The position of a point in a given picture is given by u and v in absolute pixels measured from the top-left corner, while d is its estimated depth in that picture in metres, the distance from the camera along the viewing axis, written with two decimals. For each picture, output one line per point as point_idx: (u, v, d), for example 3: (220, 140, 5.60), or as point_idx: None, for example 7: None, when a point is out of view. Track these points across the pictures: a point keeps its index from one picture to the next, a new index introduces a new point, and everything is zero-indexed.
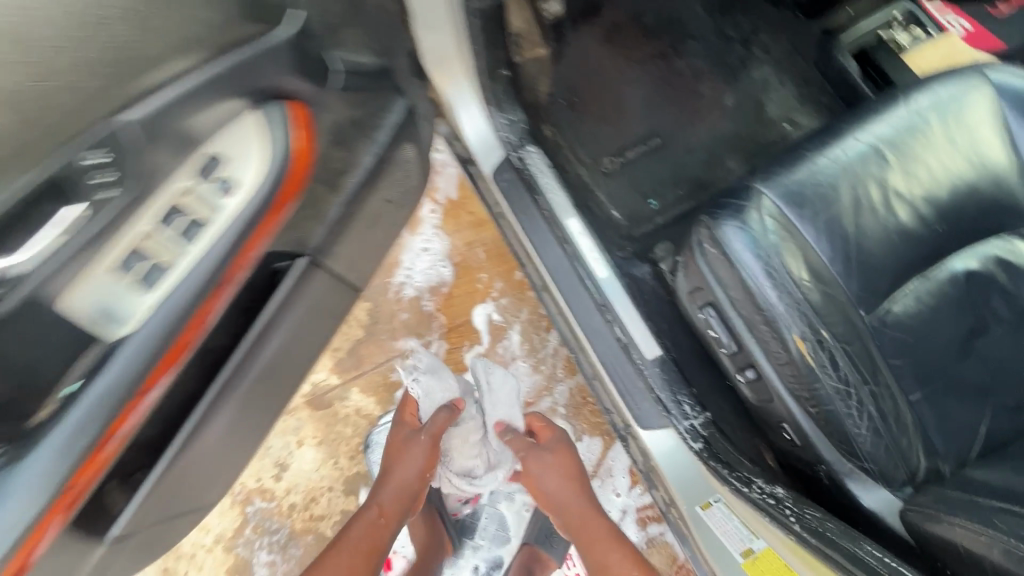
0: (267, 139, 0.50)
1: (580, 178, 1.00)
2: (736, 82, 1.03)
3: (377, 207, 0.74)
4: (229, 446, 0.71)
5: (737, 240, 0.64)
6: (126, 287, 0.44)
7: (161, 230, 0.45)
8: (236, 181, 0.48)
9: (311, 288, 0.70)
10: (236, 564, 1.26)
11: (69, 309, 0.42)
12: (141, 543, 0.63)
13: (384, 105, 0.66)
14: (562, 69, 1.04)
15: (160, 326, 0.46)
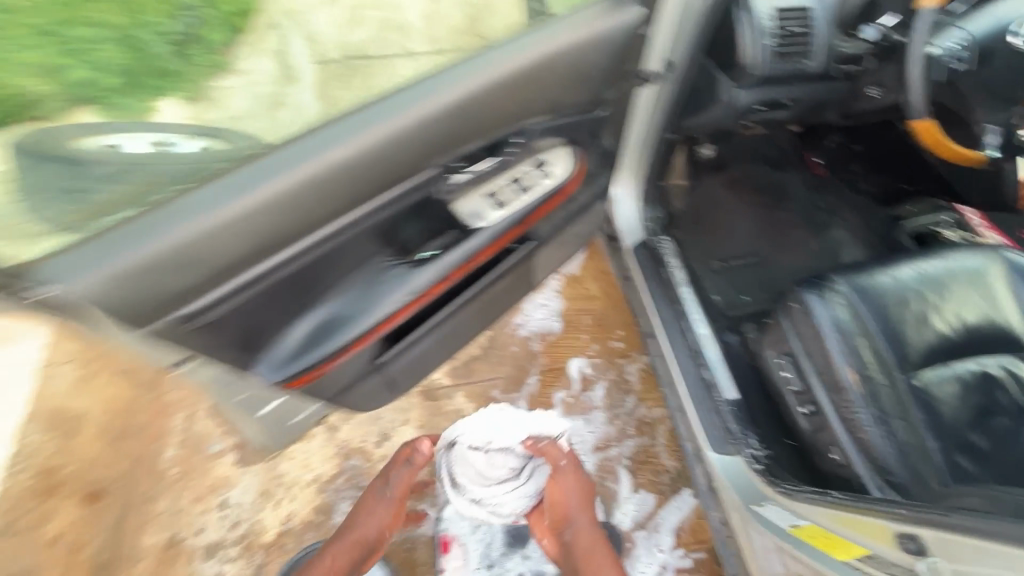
0: (563, 160, 0.93)
1: (694, 267, 1.36)
2: (820, 235, 1.41)
3: (571, 231, 1.12)
4: (438, 349, 1.05)
5: (815, 303, 0.96)
6: (488, 205, 0.85)
7: (510, 181, 0.86)
8: (549, 173, 0.91)
9: (522, 265, 1.06)
10: (321, 505, 1.46)
11: (462, 206, 0.83)
12: (376, 382, 0.99)
13: (602, 171, 1.09)
14: (693, 196, 1.47)
15: (490, 232, 0.87)
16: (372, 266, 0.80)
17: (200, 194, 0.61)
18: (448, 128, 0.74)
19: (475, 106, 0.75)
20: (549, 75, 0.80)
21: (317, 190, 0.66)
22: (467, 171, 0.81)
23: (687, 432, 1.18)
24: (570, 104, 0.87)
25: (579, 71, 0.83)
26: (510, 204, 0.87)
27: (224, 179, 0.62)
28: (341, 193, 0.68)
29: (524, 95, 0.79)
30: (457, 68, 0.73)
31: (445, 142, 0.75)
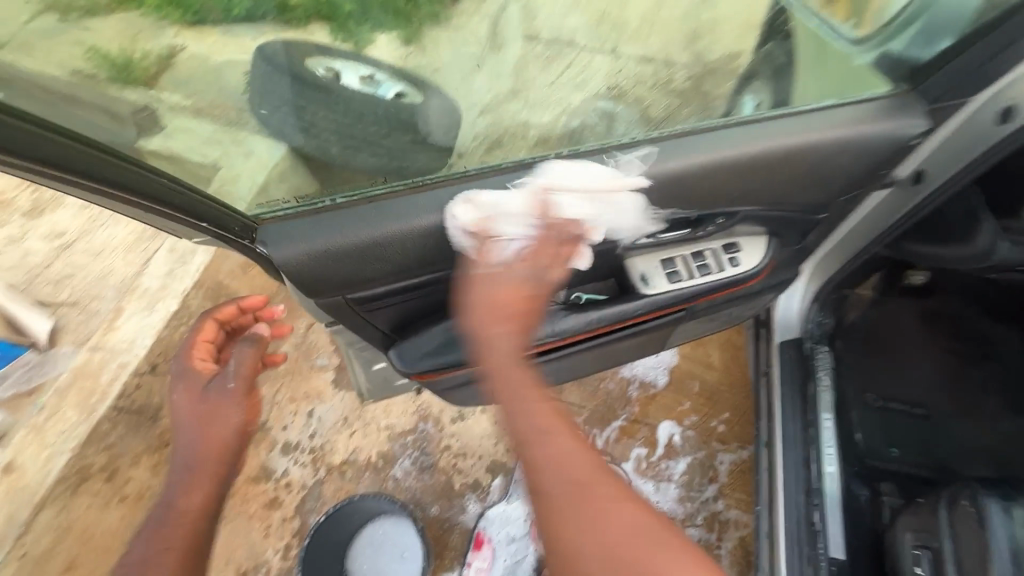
0: (760, 253, 0.90)
1: (845, 393, 1.19)
2: (1020, 417, 1.16)
3: (726, 311, 1.03)
4: (551, 376, 1.02)
5: (995, 514, 0.79)
6: (658, 273, 0.88)
7: (687, 257, 0.88)
8: (735, 259, 0.89)
9: (664, 327, 0.99)
10: (386, 452, 1.55)
11: (633, 264, 0.88)
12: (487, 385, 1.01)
13: (787, 265, 0.98)
14: (875, 314, 1.27)
15: (649, 301, 0.89)
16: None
17: (401, 201, 0.78)
18: (650, 193, 0.78)
19: (685, 180, 0.78)
20: (778, 167, 0.78)
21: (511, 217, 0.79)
22: (654, 236, 0.85)
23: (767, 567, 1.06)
24: (794, 201, 0.84)
25: (813, 171, 0.80)
26: (679, 280, 0.88)
27: (427, 193, 0.79)
28: None
29: (744, 180, 0.79)
30: (682, 139, 0.78)
31: (641, 206, 0.79)
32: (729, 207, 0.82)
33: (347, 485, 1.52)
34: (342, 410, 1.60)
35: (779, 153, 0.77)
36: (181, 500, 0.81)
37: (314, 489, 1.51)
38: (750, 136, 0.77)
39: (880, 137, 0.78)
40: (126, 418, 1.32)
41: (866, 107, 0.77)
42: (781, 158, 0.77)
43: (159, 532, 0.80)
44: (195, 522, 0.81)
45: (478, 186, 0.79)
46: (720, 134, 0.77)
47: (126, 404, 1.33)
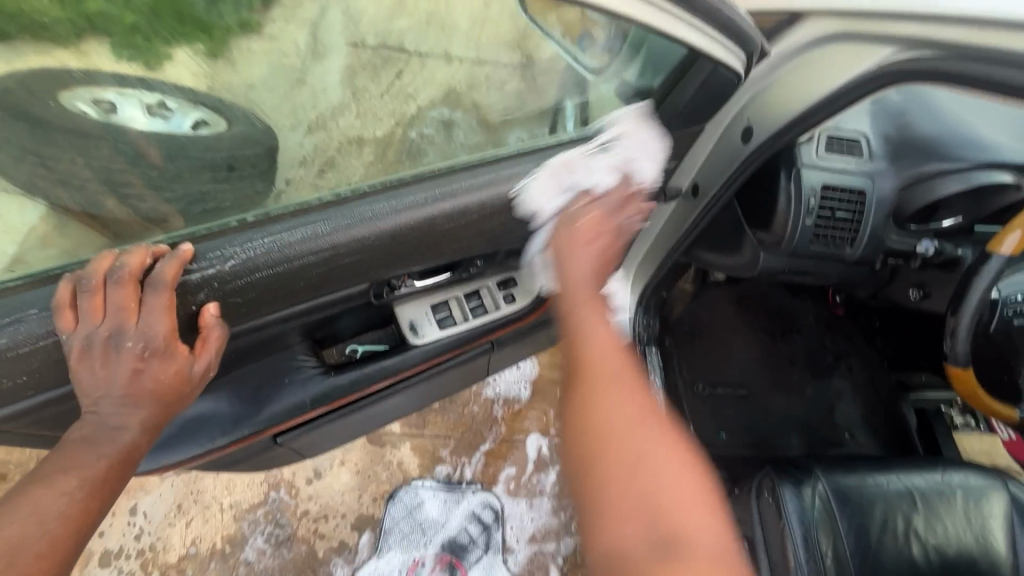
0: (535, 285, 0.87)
1: (677, 388, 1.25)
2: (820, 381, 1.30)
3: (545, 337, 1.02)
4: (352, 428, 0.93)
5: (789, 499, 0.85)
6: (430, 319, 0.81)
7: (462, 297, 0.83)
8: (515, 294, 0.86)
9: (472, 363, 0.94)
10: (233, 535, 1.37)
11: (400, 312, 0.80)
12: (276, 456, 0.88)
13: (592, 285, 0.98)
14: (696, 305, 1.35)
15: (423, 349, 0.81)
16: (271, 365, 0.76)
17: (26, 295, 0.56)
18: (388, 248, 0.69)
19: (427, 228, 0.70)
20: (535, 205, 0.75)
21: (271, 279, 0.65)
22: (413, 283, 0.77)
23: None
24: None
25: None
26: (453, 324, 0.82)
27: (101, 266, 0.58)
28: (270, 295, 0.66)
29: (499, 218, 0.74)
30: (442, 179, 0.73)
31: (380, 262, 0.70)
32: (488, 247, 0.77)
33: None
34: (173, 497, 1.39)
35: (532, 191, 0.73)
36: (38, 497, 0.52)
37: None
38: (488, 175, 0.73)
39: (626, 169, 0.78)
40: None
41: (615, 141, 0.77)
42: (532, 195, 0.74)
43: (64, 506, 0.53)
44: (100, 496, 0.56)
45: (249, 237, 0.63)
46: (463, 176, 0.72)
47: None
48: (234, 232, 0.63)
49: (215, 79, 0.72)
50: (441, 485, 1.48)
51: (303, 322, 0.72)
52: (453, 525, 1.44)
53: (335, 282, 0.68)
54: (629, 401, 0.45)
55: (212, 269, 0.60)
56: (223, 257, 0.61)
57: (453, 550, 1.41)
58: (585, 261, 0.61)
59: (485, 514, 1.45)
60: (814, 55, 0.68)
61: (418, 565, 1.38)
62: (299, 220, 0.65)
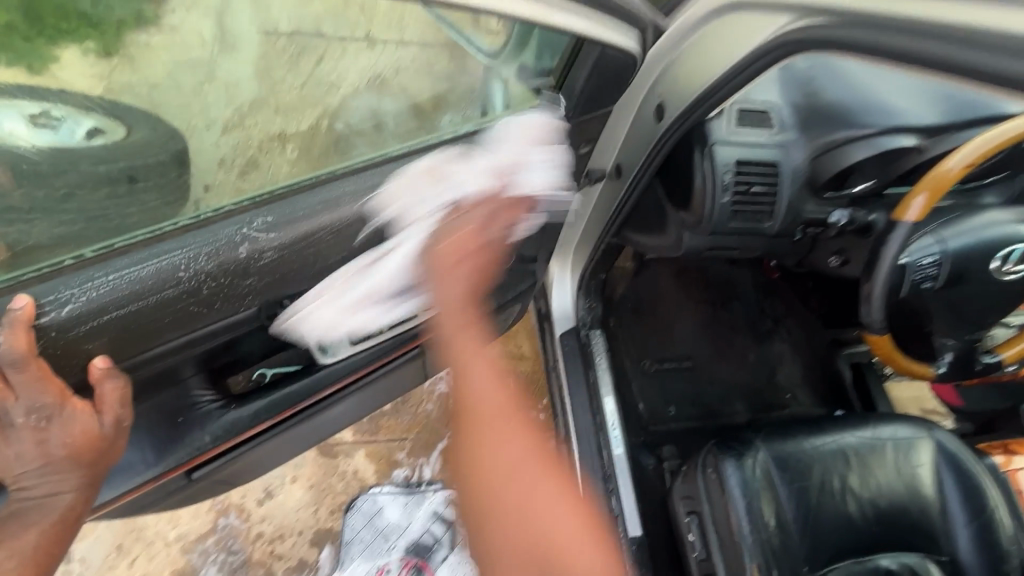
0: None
1: (623, 368, 1.25)
2: (761, 345, 1.32)
3: (482, 334, 0.98)
4: (279, 452, 0.87)
5: (732, 474, 0.86)
6: (343, 334, 0.76)
7: (376, 306, 0.78)
8: (433, 298, 0.82)
9: (401, 369, 0.89)
10: (183, 569, 1.31)
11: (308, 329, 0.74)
12: (194, 494, 0.81)
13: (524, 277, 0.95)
14: (637, 282, 1.35)
15: (339, 366, 0.77)
16: (160, 405, 0.66)
17: None
18: (265, 272, 0.64)
19: (307, 246, 0.66)
20: (428, 215, 0.73)
21: (157, 309, 0.59)
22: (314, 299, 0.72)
23: None
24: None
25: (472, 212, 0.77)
26: (366, 337, 0.77)
27: None
28: (152, 329, 0.60)
29: (387, 229, 0.72)
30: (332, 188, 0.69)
31: (259, 289, 0.65)
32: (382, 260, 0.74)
33: None
34: (112, 538, 1.31)
35: (420, 199, 0.72)
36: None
37: None
38: (368, 186, 0.70)
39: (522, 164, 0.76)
40: None
41: (504, 141, 0.76)
42: (420, 204, 0.72)
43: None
44: (36, 563, 0.58)
45: (130, 263, 0.57)
46: (343, 187, 0.69)
47: None
48: (73, 271, 0.56)
49: (112, 85, 0.63)
50: (400, 488, 1.45)
51: (191, 355, 0.65)
52: (416, 528, 1.41)
53: (208, 315, 0.63)
54: (507, 444, 0.76)
55: (50, 317, 0.53)
56: (60, 301, 0.54)
57: (418, 552, 1.39)
58: (451, 284, 0.75)
59: (448, 512, 1.44)
60: (711, 30, 0.66)
61: (383, 572, 1.35)
62: (154, 252, 0.58)
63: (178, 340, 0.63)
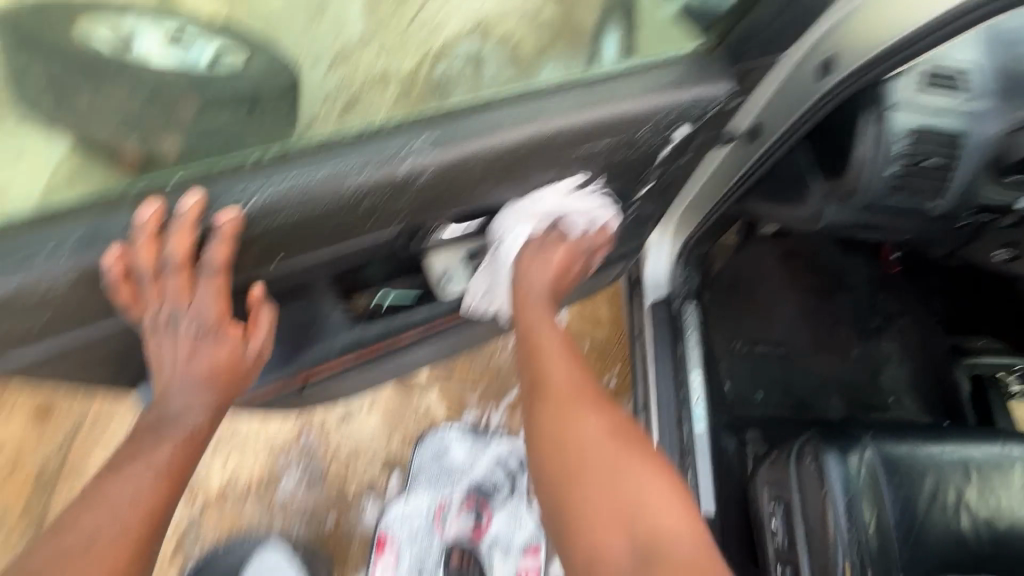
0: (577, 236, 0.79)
1: (713, 345, 1.20)
2: (866, 342, 1.23)
3: (581, 291, 0.97)
4: (381, 374, 0.91)
5: (833, 468, 0.81)
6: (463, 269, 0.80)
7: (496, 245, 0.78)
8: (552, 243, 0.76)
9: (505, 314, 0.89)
10: (268, 472, 1.42)
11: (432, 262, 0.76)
12: (304, 401, 0.88)
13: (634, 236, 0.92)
14: (738, 258, 1.28)
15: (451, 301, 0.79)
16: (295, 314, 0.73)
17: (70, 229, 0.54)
18: (418, 192, 0.64)
19: (464, 172, 0.64)
20: (582, 151, 0.68)
21: (323, 218, 0.61)
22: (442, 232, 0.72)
23: None
24: (606, 183, 0.75)
25: (619, 155, 0.72)
26: None
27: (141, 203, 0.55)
28: (316, 236, 0.62)
29: (538, 166, 0.68)
30: (496, 112, 0.65)
31: (412, 207, 0.65)
32: (519, 196, 0.71)
33: (229, 514, 1.39)
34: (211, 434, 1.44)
35: (575, 135, 0.67)
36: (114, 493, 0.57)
37: (192, 526, 1.37)
38: (526, 114, 0.64)
39: (681, 107, 0.69)
40: None
41: (664, 79, 0.69)
42: (572, 142, 0.67)
43: (136, 497, 0.58)
44: (169, 480, 0.61)
45: (305, 171, 0.59)
46: (503, 115, 0.64)
47: None
48: (261, 168, 0.59)
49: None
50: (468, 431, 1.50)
51: (334, 266, 0.68)
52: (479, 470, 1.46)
53: (360, 228, 0.64)
54: (583, 435, 0.65)
55: (238, 209, 0.57)
56: (247, 195, 0.57)
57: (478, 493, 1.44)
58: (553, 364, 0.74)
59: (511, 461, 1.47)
60: None
61: (445, 506, 1.42)
62: (329, 158, 0.60)
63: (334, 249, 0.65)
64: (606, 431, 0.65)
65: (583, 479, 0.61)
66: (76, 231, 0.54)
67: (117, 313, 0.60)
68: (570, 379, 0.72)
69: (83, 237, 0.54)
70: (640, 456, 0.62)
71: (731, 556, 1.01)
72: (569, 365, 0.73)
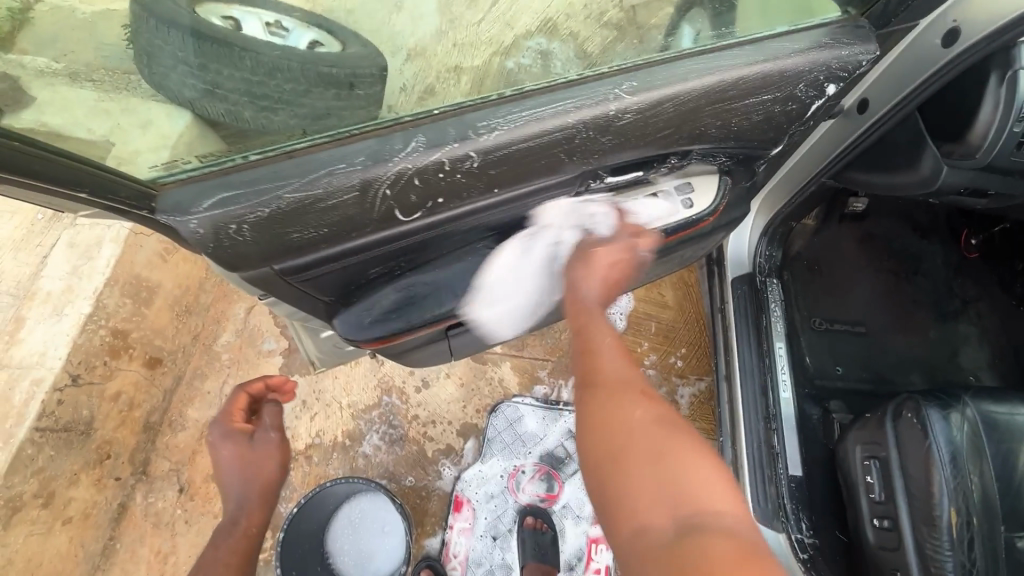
0: (713, 196, 0.86)
1: (793, 320, 1.25)
2: (943, 324, 1.26)
3: (682, 256, 1.03)
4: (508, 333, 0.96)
5: (936, 421, 0.86)
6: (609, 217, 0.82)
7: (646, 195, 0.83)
8: (691, 197, 0.85)
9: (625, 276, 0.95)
10: (352, 431, 1.50)
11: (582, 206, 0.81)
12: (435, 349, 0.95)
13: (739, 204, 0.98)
14: (817, 240, 1.32)
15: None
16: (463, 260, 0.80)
17: (326, 155, 0.66)
18: (620, 132, 0.72)
19: (656, 116, 0.72)
20: (748, 104, 0.75)
21: (541, 151, 0.71)
22: (606, 180, 0.79)
23: None
24: (752, 139, 0.82)
25: (780, 108, 0.78)
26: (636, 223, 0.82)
27: (394, 134, 0.67)
28: (532, 168, 0.72)
29: (715, 115, 0.75)
30: (679, 65, 0.73)
31: (610, 147, 0.74)
32: (688, 145, 0.78)
33: (315, 469, 1.47)
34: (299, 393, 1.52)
35: (748, 88, 0.74)
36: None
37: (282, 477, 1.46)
38: (707, 66, 0.72)
39: (838, 63, 0.75)
40: (52, 439, 1.24)
41: (819, 38, 0.75)
42: (746, 91, 0.74)
43: (219, 563, 0.81)
44: (240, 556, 0.82)
45: (533, 109, 0.70)
46: (690, 66, 0.72)
47: (49, 423, 1.24)
48: (497, 106, 0.70)
49: None
50: (540, 403, 1.56)
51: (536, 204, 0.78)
52: (551, 440, 1.52)
53: (565, 164, 0.74)
54: (634, 426, 0.58)
55: (482, 138, 0.68)
56: (492, 126, 0.69)
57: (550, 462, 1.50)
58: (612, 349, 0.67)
59: None
60: None
61: (518, 472, 1.48)
62: (552, 98, 0.70)
63: (542, 183, 0.75)
64: (656, 420, 0.58)
65: (647, 473, 0.54)
66: (362, 148, 0.66)
67: (370, 229, 0.70)
68: (620, 380, 0.63)
69: (372, 152, 0.66)
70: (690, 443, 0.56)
71: (818, 516, 1.05)
72: (599, 395, 0.62)
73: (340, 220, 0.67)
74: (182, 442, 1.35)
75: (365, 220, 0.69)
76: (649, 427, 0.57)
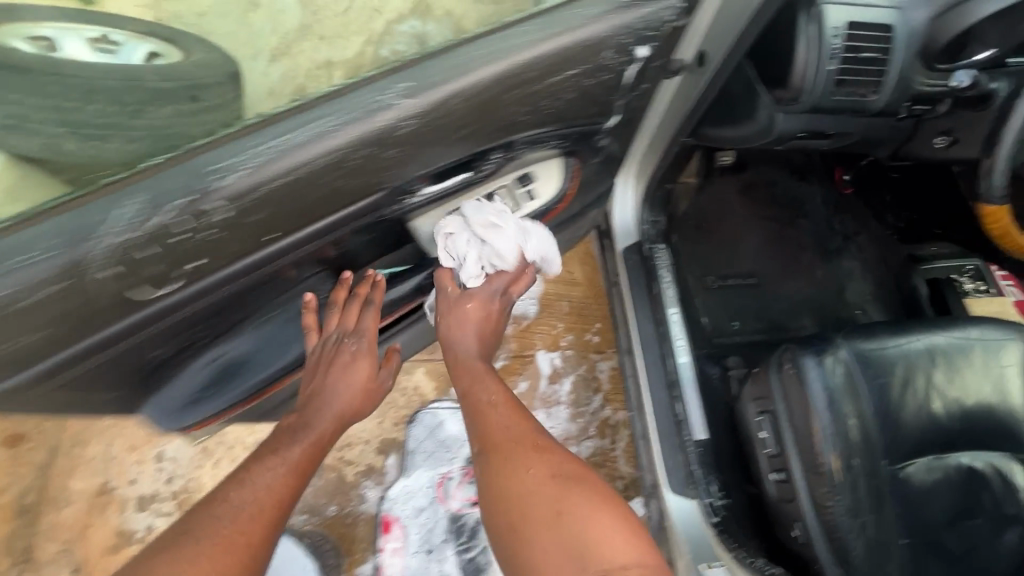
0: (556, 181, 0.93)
1: (686, 282, 1.23)
2: (829, 263, 1.28)
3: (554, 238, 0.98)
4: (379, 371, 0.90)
5: (811, 369, 0.85)
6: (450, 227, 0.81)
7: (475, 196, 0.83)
8: (535, 190, 0.89)
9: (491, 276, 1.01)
10: None
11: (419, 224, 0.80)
12: None
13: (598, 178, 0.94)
14: (701, 198, 1.32)
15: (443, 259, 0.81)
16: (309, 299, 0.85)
17: (30, 234, 0.52)
18: (403, 142, 0.65)
19: (440, 117, 0.65)
20: (553, 81, 0.71)
21: (302, 184, 0.61)
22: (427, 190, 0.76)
23: (646, 461, 1.11)
24: (580, 114, 0.82)
25: (591, 81, 0.75)
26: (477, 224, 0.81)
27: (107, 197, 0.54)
28: (298, 207, 0.63)
29: (511, 102, 0.70)
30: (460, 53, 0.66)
31: (393, 162, 0.66)
32: (501, 139, 0.75)
33: None
34: None
35: (549, 65, 0.69)
36: (254, 477, 0.66)
37: None
38: (500, 47, 0.66)
39: (642, 23, 0.72)
40: None
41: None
42: (548, 69, 0.69)
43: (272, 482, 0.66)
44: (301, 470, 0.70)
45: (278, 134, 0.59)
46: (472, 51, 0.65)
47: None
48: (233, 142, 0.59)
49: None
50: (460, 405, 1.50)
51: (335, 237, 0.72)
52: None
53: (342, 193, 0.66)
54: (528, 487, 0.64)
55: (221, 184, 0.57)
56: (221, 171, 0.57)
57: None
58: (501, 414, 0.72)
59: None
60: None
61: (445, 479, 1.42)
62: (300, 121, 0.60)
63: (323, 222, 0.68)
64: (544, 478, 0.64)
65: (560, 509, 0.61)
66: (54, 225, 0.52)
67: (112, 318, 0.59)
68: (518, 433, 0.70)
69: (73, 226, 0.52)
70: (573, 470, 0.65)
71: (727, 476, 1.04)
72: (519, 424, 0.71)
73: (65, 312, 0.55)
74: (62, 521, 1.15)
75: (99, 315, 0.58)
76: (547, 477, 0.64)
